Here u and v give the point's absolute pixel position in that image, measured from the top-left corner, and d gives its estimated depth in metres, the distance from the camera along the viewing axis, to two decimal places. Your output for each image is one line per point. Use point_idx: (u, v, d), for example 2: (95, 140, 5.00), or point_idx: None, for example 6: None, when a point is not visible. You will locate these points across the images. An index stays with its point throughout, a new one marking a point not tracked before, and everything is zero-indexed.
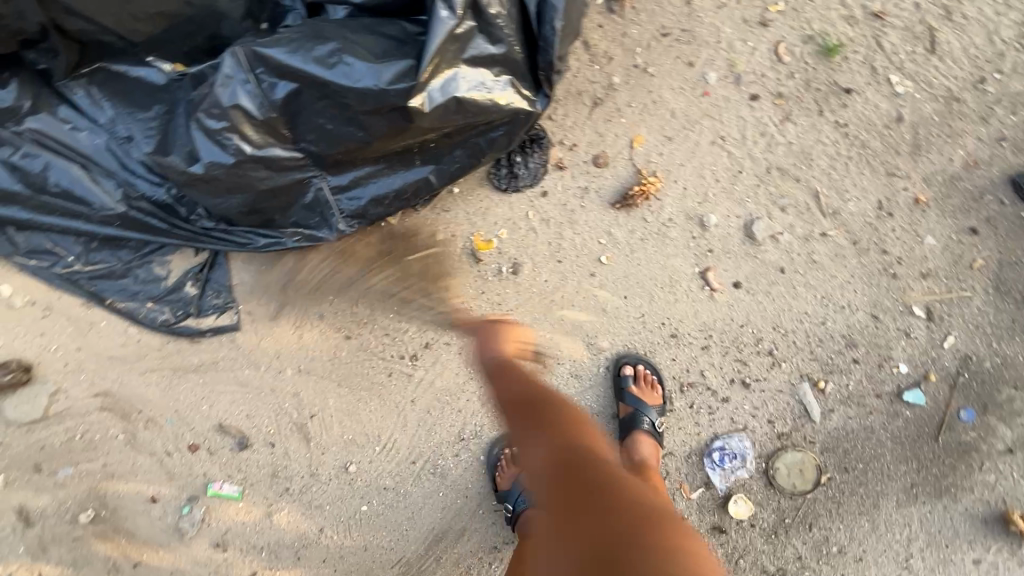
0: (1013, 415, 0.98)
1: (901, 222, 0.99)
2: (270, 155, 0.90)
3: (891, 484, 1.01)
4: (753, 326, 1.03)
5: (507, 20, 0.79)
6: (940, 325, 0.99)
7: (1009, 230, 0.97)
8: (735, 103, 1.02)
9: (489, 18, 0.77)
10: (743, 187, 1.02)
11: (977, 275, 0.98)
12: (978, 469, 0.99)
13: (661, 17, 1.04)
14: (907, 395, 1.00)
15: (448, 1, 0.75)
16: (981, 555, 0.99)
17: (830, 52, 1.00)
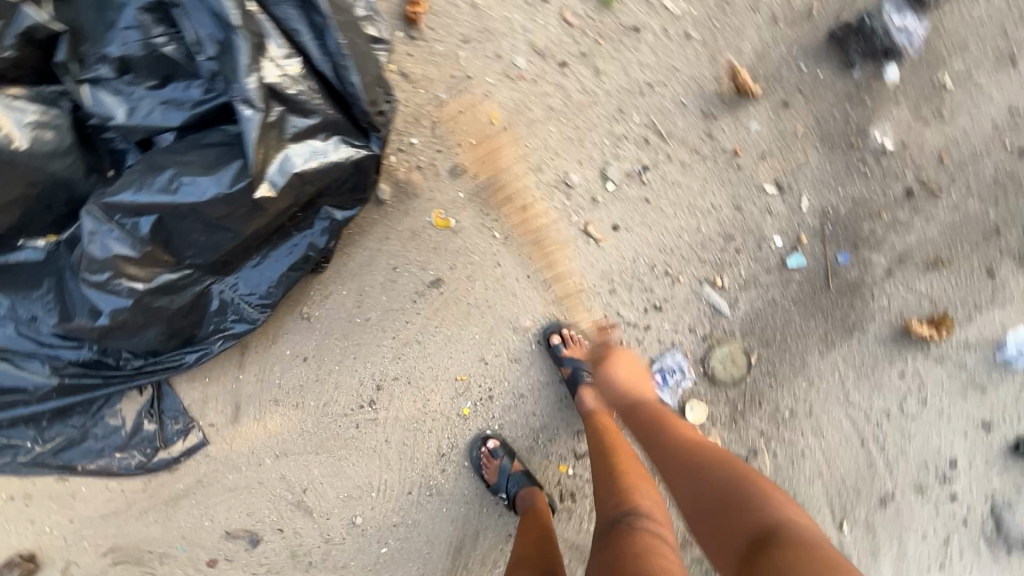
0: (880, 243, 1.10)
1: (726, 121, 1.11)
2: (163, 282, 0.98)
3: (808, 340, 1.13)
4: (643, 256, 1.14)
5: (311, 91, 0.87)
6: (792, 193, 1.11)
7: (812, 93, 1.09)
8: (548, 76, 1.12)
9: (292, 98, 0.85)
10: (585, 143, 1.13)
11: (803, 138, 1.10)
12: (872, 298, 1.11)
13: (457, 27, 1.12)
14: (790, 261, 1.12)
15: (247, 100, 0.82)
16: (902, 368, 1.11)
17: (607, 2, 1.10)
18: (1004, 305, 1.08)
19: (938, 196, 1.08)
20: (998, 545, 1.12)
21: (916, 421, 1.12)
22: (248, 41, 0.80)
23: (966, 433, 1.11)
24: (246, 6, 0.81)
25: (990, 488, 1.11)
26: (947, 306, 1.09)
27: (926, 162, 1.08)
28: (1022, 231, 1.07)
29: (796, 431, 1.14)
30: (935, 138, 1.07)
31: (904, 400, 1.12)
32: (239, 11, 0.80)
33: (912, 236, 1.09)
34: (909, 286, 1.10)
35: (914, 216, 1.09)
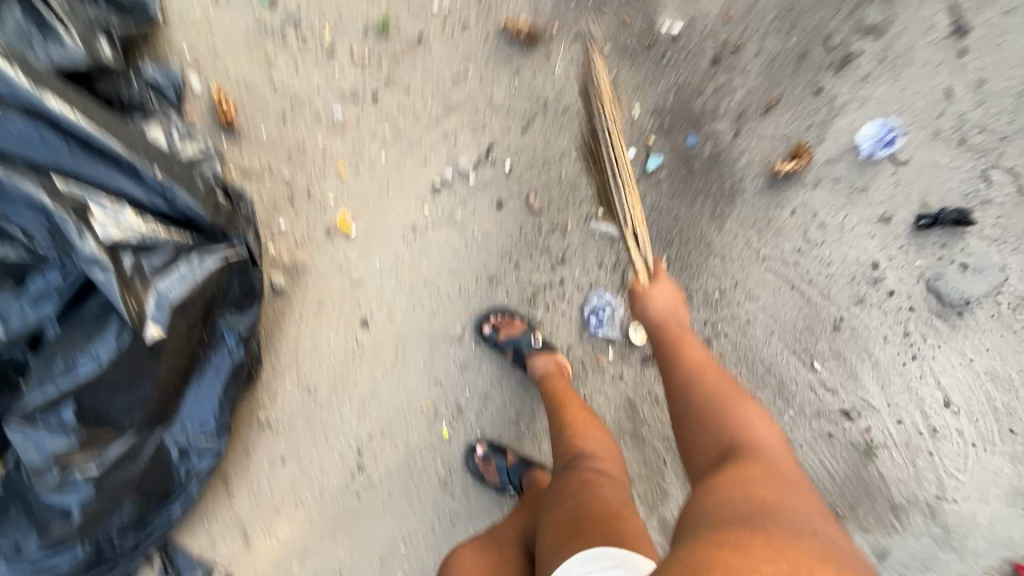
0: (714, 114, 1.17)
1: (536, 74, 1.17)
2: (112, 457, 1.02)
3: (702, 222, 1.19)
4: (527, 223, 1.20)
5: (151, 228, 0.92)
6: (622, 107, 1.17)
7: (594, 17, 1.16)
8: (368, 112, 1.18)
9: (138, 244, 0.90)
10: (428, 153, 1.19)
11: (607, 58, 1.17)
12: (734, 161, 1.18)
13: (270, 109, 1.18)
14: (650, 165, 1.18)
15: (96, 265, 0.85)
16: (790, 207, 1.18)
17: (384, 27, 1.16)
18: (843, 112, 1.15)
19: (741, 50, 1.16)
20: (952, 314, 1.17)
21: (826, 244, 1.18)
22: (72, 214, 0.84)
23: (872, 234, 1.18)
24: (54, 186, 0.84)
25: (917, 270, 1.17)
26: (796, 136, 1.16)
27: (717, 27, 1.16)
28: (824, 44, 1.15)
29: (732, 305, 1.20)
30: (713, 5, 1.15)
31: (806, 232, 1.18)
32: (47, 192, 0.83)
33: (737, 93, 1.16)
34: (758, 135, 1.17)
35: (732, 76, 1.16)
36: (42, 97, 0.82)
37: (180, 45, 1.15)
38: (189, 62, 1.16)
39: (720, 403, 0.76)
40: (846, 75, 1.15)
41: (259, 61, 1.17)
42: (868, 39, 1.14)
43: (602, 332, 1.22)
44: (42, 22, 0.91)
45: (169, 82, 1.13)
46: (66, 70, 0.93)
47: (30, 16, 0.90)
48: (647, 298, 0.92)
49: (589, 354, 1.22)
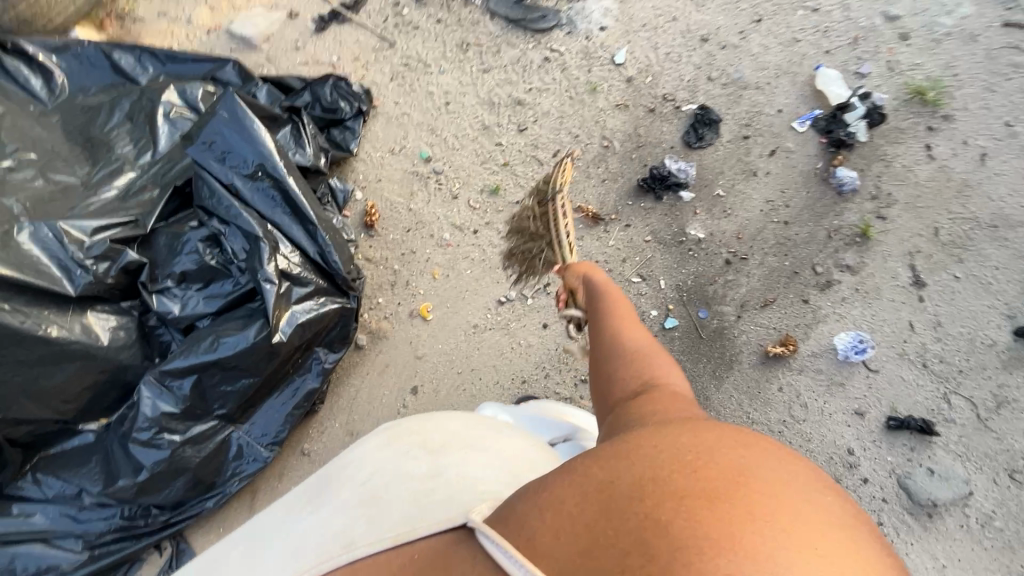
0: (722, 298, 1.52)
1: (593, 243, 1.60)
2: (194, 433, 1.26)
3: (703, 378, 1.46)
4: (563, 344, 1.51)
5: (304, 270, 1.30)
6: (653, 278, 1.56)
7: (642, 215, 1.62)
8: (467, 240, 1.62)
9: (295, 275, 1.29)
10: (502, 277, 1.58)
11: (647, 243, 1.59)
12: (735, 337, 1.49)
13: (401, 222, 1.65)
14: (667, 324, 1.51)
15: (268, 278, 1.24)
16: (778, 383, 1.43)
17: (495, 190, 1.66)
18: (824, 320, 1.47)
19: (746, 260, 1.55)
20: (922, 514, 1.30)
21: (807, 422, 1.40)
22: (268, 245, 1.26)
23: (848, 423, 1.39)
24: (266, 225, 1.27)
25: (888, 464, 1.34)
26: (786, 330, 1.48)
27: (730, 241, 1.57)
28: (812, 269, 1.53)
29: None
30: (730, 226, 1.59)
31: (791, 408, 1.41)
32: (261, 228, 1.26)
33: (742, 288, 1.53)
34: (755, 322, 1.49)
35: (739, 276, 1.54)
36: (285, 173, 1.29)
37: (358, 172, 1.69)
38: (359, 184, 1.69)
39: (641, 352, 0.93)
40: (827, 295, 1.50)
41: (405, 193, 1.68)
42: (845, 274, 1.51)
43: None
44: (299, 141, 1.51)
45: (343, 189, 1.64)
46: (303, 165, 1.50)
47: (296, 137, 1.52)
48: (594, 273, 1.16)
49: None
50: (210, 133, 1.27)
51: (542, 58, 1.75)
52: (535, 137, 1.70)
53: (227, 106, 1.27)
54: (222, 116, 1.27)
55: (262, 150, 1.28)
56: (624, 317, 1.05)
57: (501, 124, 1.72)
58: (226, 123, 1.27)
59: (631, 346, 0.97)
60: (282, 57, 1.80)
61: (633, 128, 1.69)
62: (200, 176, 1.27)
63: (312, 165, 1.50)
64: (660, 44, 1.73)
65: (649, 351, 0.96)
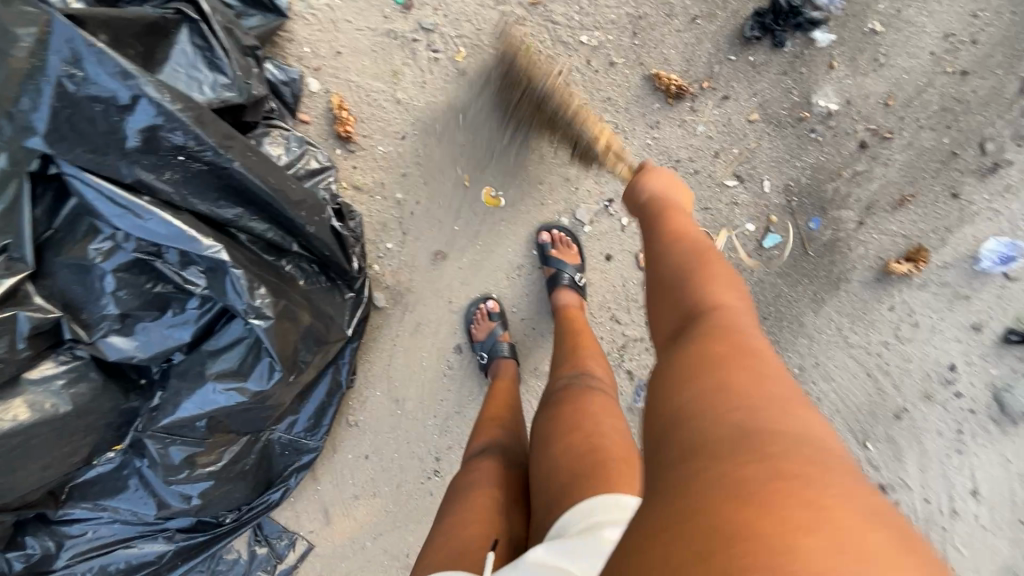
0: (844, 200, 1.14)
1: (672, 132, 1.12)
2: (230, 456, 1.11)
3: (800, 303, 1.21)
4: (631, 279, 1.20)
5: (294, 265, 0.98)
6: (753, 179, 1.14)
7: (747, 77, 1.09)
8: (491, 142, 1.13)
9: (287, 286, 0.95)
10: (548, 196, 1.16)
11: (752, 125, 1.11)
12: (850, 250, 1.17)
13: (390, 125, 1.12)
14: (767, 242, 1.17)
15: (258, 313, 0.89)
16: (890, 302, 1.20)
17: (525, 55, 1.08)
18: (972, 220, 1.14)
19: (890, 140, 1.11)
20: (1007, 422, 1.25)
21: (913, 342, 1.22)
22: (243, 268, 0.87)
23: (960, 339, 1.21)
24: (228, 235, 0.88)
25: (989, 377, 1.23)
26: (919, 237, 1.15)
27: (871, 111, 1.10)
28: (977, 147, 1.10)
29: (809, 383, 1.26)
30: (876, 86, 1.09)
31: (897, 328, 1.22)
32: (223, 245, 0.85)
33: (874, 184, 1.13)
34: (882, 229, 1.15)
35: (872, 164, 1.12)
36: (231, 160, 0.82)
37: (302, 43, 1.08)
38: (309, 66, 1.09)
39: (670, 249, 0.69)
40: (987, 183, 1.12)
41: (387, 74, 1.10)
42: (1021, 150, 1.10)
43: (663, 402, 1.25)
44: (212, 58, 0.87)
45: (288, 81, 1.06)
46: (227, 108, 0.89)
47: (202, 51, 0.86)
48: (644, 179, 0.80)
49: None
50: (58, 109, 0.72)
51: None
52: None
53: (72, 53, 0.71)
54: (66, 74, 0.72)
55: (173, 124, 0.77)
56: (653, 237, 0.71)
57: None
58: (87, 88, 0.73)
59: (679, 273, 0.62)
60: None
61: None
62: (78, 184, 0.77)
63: (249, 103, 0.90)
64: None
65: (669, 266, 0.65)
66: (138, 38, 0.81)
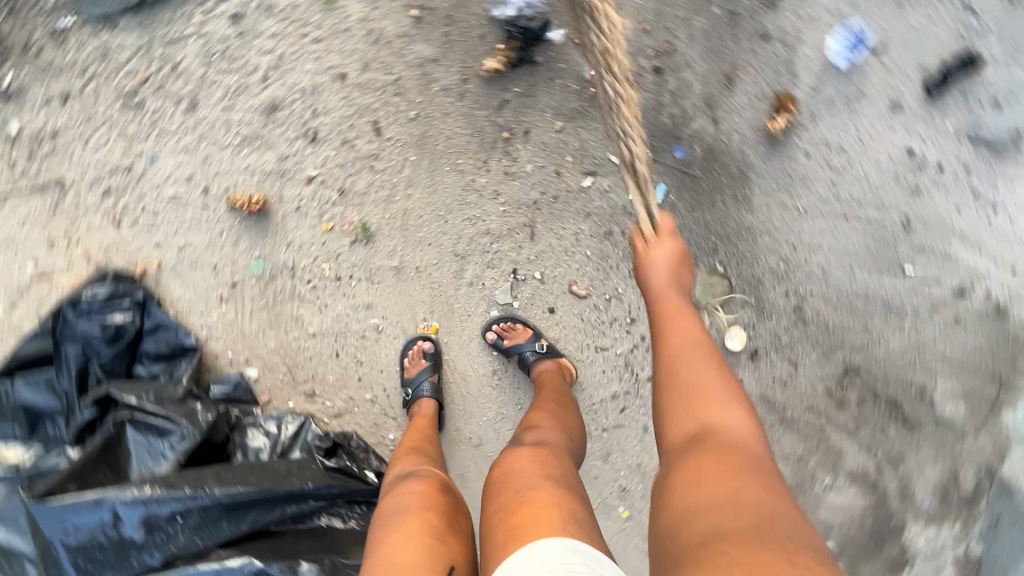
0: (686, 116, 1.16)
1: (516, 187, 1.19)
2: None
3: (730, 214, 1.19)
4: (584, 310, 1.23)
5: (327, 515, 1.06)
6: (603, 164, 1.18)
7: (530, 104, 1.16)
8: (397, 305, 1.23)
9: (328, 542, 1.03)
10: (469, 305, 1.24)
11: (565, 130, 1.17)
12: (728, 144, 1.17)
13: (321, 354, 1.25)
14: (657, 196, 1.19)
15: None
16: (803, 150, 1.16)
17: (365, 230, 1.20)
18: (798, 43, 1.14)
19: (674, 49, 1.15)
20: (1010, 151, 1.11)
21: (854, 161, 1.16)
22: (274, 562, 0.95)
23: (893, 125, 1.14)
24: (249, 542, 0.98)
25: (952, 132, 1.13)
26: (770, 89, 1.15)
27: (641, 44, 1.15)
28: None
29: (802, 265, 1.20)
30: (626, 25, 1.14)
31: (829, 162, 1.16)
32: (247, 556, 0.95)
33: (696, 86, 1.15)
34: (736, 109, 1.15)
35: (679, 75, 1.15)
36: (206, 491, 0.96)
37: (221, 353, 1.23)
38: (238, 362, 1.24)
39: (733, 390, 0.71)
40: (780, 9, 1.14)
41: (288, 322, 1.24)
42: None
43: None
44: (159, 428, 1.04)
45: (234, 385, 1.20)
46: (191, 453, 1.04)
47: (150, 431, 1.04)
48: (648, 253, 0.87)
49: None
50: (75, 559, 0.90)
51: (230, 23, 1.13)
52: (337, 131, 1.17)
53: (57, 519, 0.90)
54: (64, 534, 0.90)
55: (149, 503, 0.93)
56: (669, 343, 0.77)
57: (291, 152, 1.17)
58: (79, 532, 0.91)
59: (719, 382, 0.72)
60: None
61: (423, 13, 1.14)
62: None
63: (206, 434, 1.06)
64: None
65: (693, 368, 0.73)
66: (101, 460, 0.99)
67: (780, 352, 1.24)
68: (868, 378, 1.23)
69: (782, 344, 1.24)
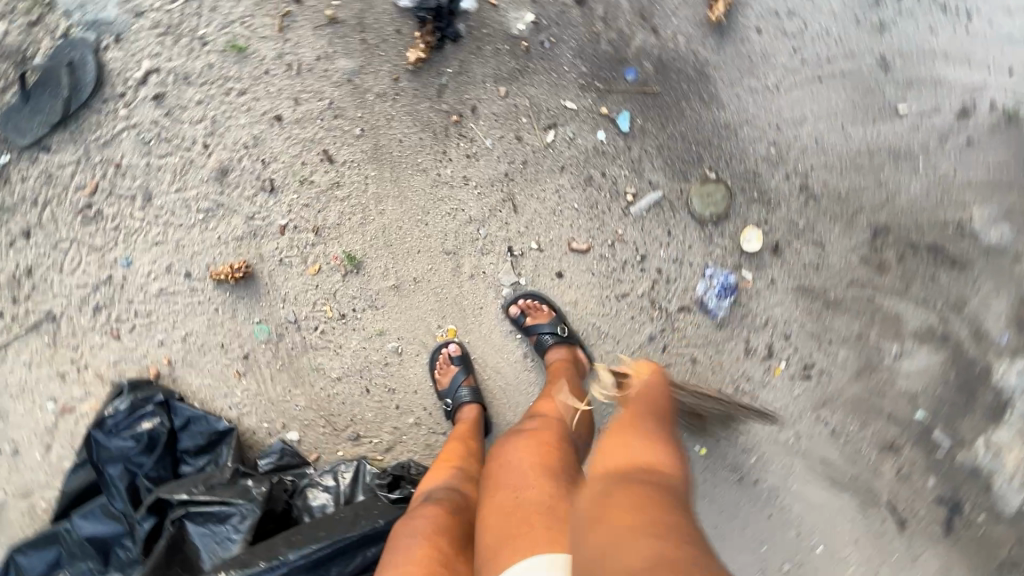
0: (625, 36, 1.11)
1: (484, 166, 1.16)
2: None
3: (703, 117, 1.14)
4: (592, 263, 1.19)
5: None
6: (561, 113, 1.14)
7: (468, 80, 1.13)
8: (408, 322, 1.20)
9: None
10: (478, 298, 1.20)
11: (512, 94, 1.13)
12: (677, 49, 1.12)
13: (353, 394, 1.22)
14: (624, 125, 1.14)
15: None
16: (754, 29, 1.11)
17: (352, 259, 1.18)
18: None
19: None
20: None
21: (809, 22, 1.11)
22: None
23: None
24: None
25: None
26: None
27: None
28: None
29: (793, 143, 1.14)
30: None
31: (784, 32, 1.11)
32: None
33: (624, 4, 1.11)
34: (673, 11, 1.11)
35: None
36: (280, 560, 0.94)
37: (258, 426, 1.22)
38: (277, 429, 1.22)
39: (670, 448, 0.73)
40: None
41: (311, 375, 1.21)
42: None
43: (730, 307, 1.20)
44: (216, 516, 1.02)
45: (280, 453, 1.19)
46: (256, 529, 1.02)
47: (209, 521, 1.01)
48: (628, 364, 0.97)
49: (733, 293, 1.20)
50: None
51: (154, 105, 1.11)
52: (292, 173, 1.14)
53: None
54: None
55: None
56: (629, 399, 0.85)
57: (256, 209, 1.15)
58: None
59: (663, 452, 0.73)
60: (21, 475, 1.18)
61: (333, 27, 1.10)
62: None
63: (264, 506, 1.03)
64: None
65: (636, 440, 0.73)
66: (172, 562, 0.99)
67: (806, 237, 1.18)
68: (900, 232, 1.17)
69: (801, 228, 1.18)
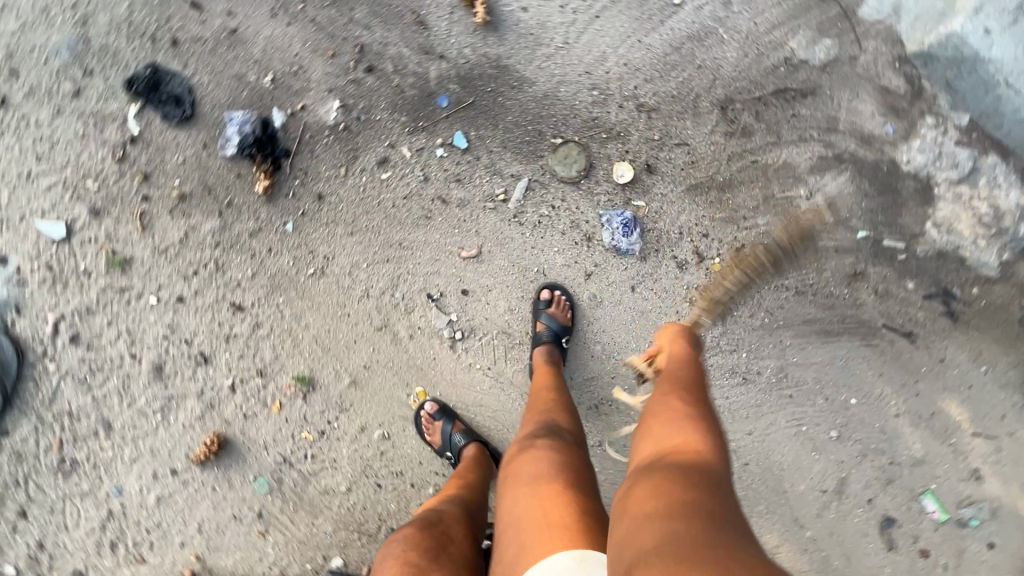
0: (421, 75, 1.22)
1: (370, 241, 1.23)
2: None
3: (523, 100, 1.23)
4: (505, 267, 1.25)
5: None
6: (406, 163, 1.23)
7: (317, 181, 1.22)
8: (380, 406, 1.24)
9: None
10: (428, 351, 1.25)
11: (359, 170, 1.23)
12: (469, 61, 1.22)
13: (368, 495, 1.24)
14: (462, 142, 1.23)
15: None
16: (520, 11, 1.22)
17: (303, 379, 1.23)
18: None
19: (364, 44, 1.21)
20: None
21: None
22: None
23: None
24: None
25: None
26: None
27: (341, 65, 1.21)
28: None
29: (608, 77, 1.22)
30: (319, 66, 1.21)
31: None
32: None
33: (405, 51, 1.21)
34: (448, 35, 1.21)
35: (386, 57, 1.21)
36: None
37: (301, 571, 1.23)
38: (320, 564, 1.24)
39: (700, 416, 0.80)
40: None
41: (324, 499, 1.24)
42: None
43: (642, 237, 1.25)
44: None
45: None
46: None
47: None
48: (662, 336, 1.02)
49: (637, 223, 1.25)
50: None
51: (75, 347, 1.20)
52: (215, 337, 1.22)
53: None
54: None
55: None
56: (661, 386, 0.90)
57: (202, 383, 1.22)
58: None
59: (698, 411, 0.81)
60: None
61: (186, 202, 1.21)
62: None
63: None
64: (36, 184, 1.19)
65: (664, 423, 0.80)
66: None
67: (669, 143, 1.23)
68: (742, 95, 1.23)
69: (659, 139, 1.24)
